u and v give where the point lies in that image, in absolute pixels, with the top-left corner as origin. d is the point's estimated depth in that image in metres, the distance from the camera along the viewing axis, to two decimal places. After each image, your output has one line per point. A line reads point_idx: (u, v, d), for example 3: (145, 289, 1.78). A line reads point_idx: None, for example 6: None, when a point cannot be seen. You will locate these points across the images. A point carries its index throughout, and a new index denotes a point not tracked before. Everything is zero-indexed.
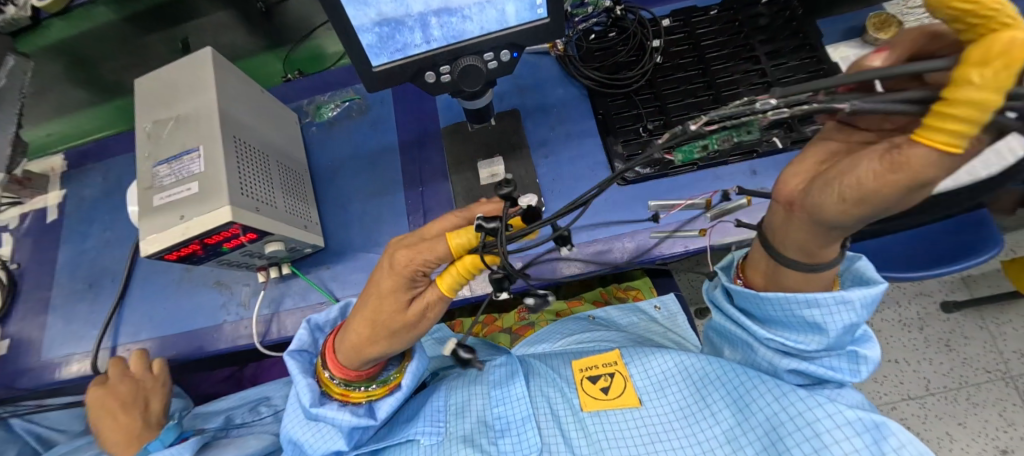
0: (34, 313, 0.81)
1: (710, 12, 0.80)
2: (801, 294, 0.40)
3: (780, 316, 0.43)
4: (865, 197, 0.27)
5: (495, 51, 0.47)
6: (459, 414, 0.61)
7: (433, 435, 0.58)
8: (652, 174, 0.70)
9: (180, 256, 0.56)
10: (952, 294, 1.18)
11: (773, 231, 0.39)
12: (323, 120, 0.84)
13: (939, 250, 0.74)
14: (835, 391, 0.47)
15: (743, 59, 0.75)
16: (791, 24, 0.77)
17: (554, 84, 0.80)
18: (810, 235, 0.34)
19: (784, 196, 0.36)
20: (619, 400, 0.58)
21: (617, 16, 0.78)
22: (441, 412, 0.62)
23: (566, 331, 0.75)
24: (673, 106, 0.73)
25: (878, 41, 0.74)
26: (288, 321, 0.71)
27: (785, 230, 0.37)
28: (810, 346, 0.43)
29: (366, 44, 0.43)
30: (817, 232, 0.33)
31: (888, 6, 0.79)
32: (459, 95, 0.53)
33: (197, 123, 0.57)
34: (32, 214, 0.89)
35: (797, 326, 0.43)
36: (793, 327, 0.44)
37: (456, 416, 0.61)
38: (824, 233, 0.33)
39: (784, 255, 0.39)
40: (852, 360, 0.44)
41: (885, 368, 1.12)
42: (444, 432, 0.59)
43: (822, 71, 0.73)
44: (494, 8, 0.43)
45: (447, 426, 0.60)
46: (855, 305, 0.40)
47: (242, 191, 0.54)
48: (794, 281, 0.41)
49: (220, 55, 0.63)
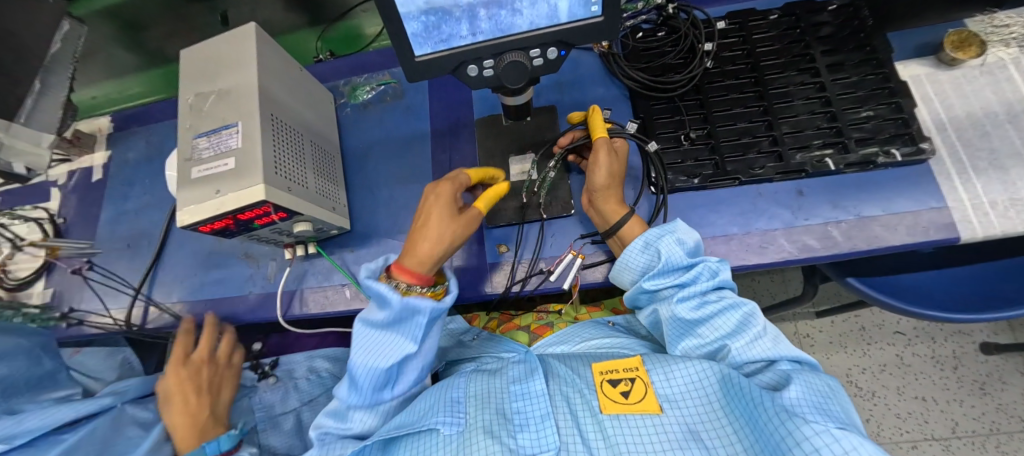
0: (77, 266, 0.86)
1: (770, 16, 0.75)
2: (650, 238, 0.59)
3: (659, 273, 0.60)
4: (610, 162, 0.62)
5: (542, 48, 0.45)
6: (480, 405, 0.58)
7: (454, 425, 0.55)
8: (693, 186, 0.67)
9: (213, 229, 0.57)
10: (993, 335, 1.10)
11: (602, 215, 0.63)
12: (357, 102, 0.84)
13: (979, 295, 0.71)
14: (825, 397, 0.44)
15: (801, 70, 0.71)
16: (858, 36, 0.71)
17: (595, 83, 0.77)
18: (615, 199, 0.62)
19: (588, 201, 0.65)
20: (640, 405, 0.54)
21: (668, 14, 0.74)
22: (461, 403, 0.59)
23: (586, 336, 0.71)
24: (719, 115, 0.69)
25: (954, 61, 0.68)
26: (310, 299, 0.72)
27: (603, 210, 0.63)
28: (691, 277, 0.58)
29: (412, 34, 0.41)
30: (614, 195, 0.62)
31: (969, 23, 0.72)
32: (499, 90, 0.51)
33: (238, 98, 0.57)
34: (79, 172, 0.93)
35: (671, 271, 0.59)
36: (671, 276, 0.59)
37: (477, 407, 0.58)
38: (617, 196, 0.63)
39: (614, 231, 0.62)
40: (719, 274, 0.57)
41: (910, 404, 1.07)
42: (465, 424, 0.55)
43: (887, 89, 0.67)
44: (547, 2, 0.40)
45: (468, 418, 0.56)
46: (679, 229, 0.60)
47: (276, 169, 0.55)
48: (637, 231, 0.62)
49: (263, 30, 0.63)
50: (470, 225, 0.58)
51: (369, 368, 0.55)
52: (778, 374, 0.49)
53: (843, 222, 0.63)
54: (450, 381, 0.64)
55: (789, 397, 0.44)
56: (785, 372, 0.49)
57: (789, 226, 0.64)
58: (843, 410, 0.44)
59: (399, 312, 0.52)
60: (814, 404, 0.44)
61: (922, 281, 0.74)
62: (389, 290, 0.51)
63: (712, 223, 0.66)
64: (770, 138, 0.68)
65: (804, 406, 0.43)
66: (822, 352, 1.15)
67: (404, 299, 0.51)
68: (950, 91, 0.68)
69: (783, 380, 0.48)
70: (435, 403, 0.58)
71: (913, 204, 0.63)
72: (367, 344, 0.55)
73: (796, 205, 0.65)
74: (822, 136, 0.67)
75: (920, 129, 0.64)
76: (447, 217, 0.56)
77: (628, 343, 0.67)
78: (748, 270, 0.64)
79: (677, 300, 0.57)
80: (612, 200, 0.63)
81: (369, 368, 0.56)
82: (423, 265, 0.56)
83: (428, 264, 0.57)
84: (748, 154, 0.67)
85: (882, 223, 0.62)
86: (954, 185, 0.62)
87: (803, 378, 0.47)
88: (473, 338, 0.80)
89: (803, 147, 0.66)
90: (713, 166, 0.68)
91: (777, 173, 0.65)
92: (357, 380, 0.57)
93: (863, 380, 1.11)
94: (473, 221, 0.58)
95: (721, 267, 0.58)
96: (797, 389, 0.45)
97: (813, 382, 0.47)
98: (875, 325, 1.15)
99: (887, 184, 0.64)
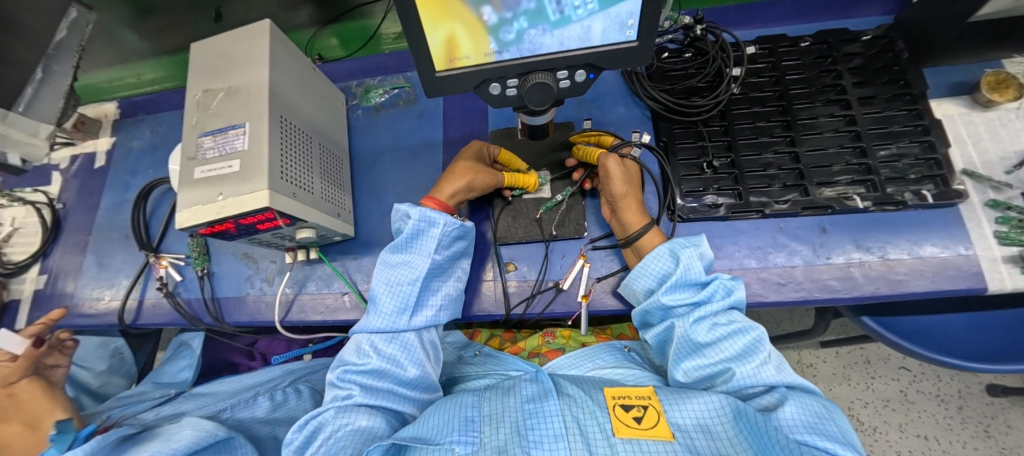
0: (73, 253, 0.84)
1: (801, 43, 0.72)
2: (668, 247, 0.57)
3: (680, 281, 0.55)
4: (621, 172, 0.61)
5: (570, 70, 0.43)
6: (493, 422, 0.54)
7: (469, 444, 0.51)
8: (715, 215, 0.64)
9: (213, 232, 0.55)
10: (1001, 377, 1.07)
11: (625, 228, 0.62)
12: (370, 105, 0.82)
13: (977, 350, 0.67)
14: (831, 426, 0.45)
15: (830, 101, 0.68)
16: (892, 70, 0.69)
17: (615, 101, 0.75)
18: (634, 208, 0.61)
19: (611, 216, 0.65)
20: (653, 431, 0.49)
21: (696, 35, 0.72)
22: (475, 422, 0.55)
23: (599, 362, 0.66)
24: (744, 142, 0.67)
25: (990, 103, 0.65)
26: (309, 305, 0.70)
27: (626, 222, 0.62)
28: (704, 297, 0.55)
29: (437, 48, 0.40)
30: (630, 204, 0.61)
31: (1007, 64, 0.69)
32: (520, 109, 0.50)
33: (248, 97, 0.55)
34: (82, 157, 0.91)
35: (686, 285, 0.56)
36: (685, 291, 0.56)
37: (491, 426, 0.54)
38: (632, 204, 0.61)
39: (635, 241, 0.61)
40: (730, 294, 0.55)
41: (912, 443, 1.03)
42: (479, 443, 0.52)
43: (920, 127, 0.65)
44: (580, 24, 0.39)
45: (482, 437, 0.53)
46: (697, 246, 0.56)
47: (282, 175, 0.53)
48: (653, 243, 0.60)
49: (278, 28, 0.60)
50: (497, 178, 0.63)
51: (393, 289, 0.59)
52: (777, 397, 0.49)
53: (865, 263, 0.61)
54: (461, 396, 0.60)
55: (785, 419, 0.45)
56: (782, 394, 0.49)
57: (809, 264, 0.62)
58: (838, 429, 0.45)
59: (418, 225, 0.59)
60: (810, 424, 0.45)
61: (920, 323, 0.71)
62: (411, 206, 0.59)
63: (730, 255, 0.64)
64: (796, 171, 0.65)
65: (799, 427, 0.45)
66: (824, 383, 1.12)
67: (422, 211, 0.58)
68: (984, 133, 0.65)
69: (779, 402, 0.48)
70: (449, 419, 0.54)
71: (940, 249, 0.60)
72: (391, 268, 0.60)
73: (818, 242, 0.63)
74: (850, 171, 0.64)
75: (953, 170, 0.62)
76: (473, 166, 0.62)
77: (644, 374, 0.62)
78: (763, 306, 0.62)
79: (693, 320, 0.54)
80: (633, 209, 0.61)
81: (393, 291, 0.59)
82: (446, 196, 0.62)
83: (452, 197, 0.63)
84: (771, 185, 0.65)
85: (906, 267, 0.60)
86: (984, 232, 0.60)
87: (799, 397, 0.48)
88: (474, 354, 0.77)
89: (829, 182, 0.63)
90: (735, 197, 0.65)
91: (802, 207, 0.63)
92: (380, 307, 0.59)
93: (864, 415, 1.08)
94: (497, 178, 0.64)
95: (736, 285, 0.55)
96: (793, 410, 0.46)
97: (808, 401, 0.48)
98: (880, 359, 1.12)
99: (913, 226, 0.62)
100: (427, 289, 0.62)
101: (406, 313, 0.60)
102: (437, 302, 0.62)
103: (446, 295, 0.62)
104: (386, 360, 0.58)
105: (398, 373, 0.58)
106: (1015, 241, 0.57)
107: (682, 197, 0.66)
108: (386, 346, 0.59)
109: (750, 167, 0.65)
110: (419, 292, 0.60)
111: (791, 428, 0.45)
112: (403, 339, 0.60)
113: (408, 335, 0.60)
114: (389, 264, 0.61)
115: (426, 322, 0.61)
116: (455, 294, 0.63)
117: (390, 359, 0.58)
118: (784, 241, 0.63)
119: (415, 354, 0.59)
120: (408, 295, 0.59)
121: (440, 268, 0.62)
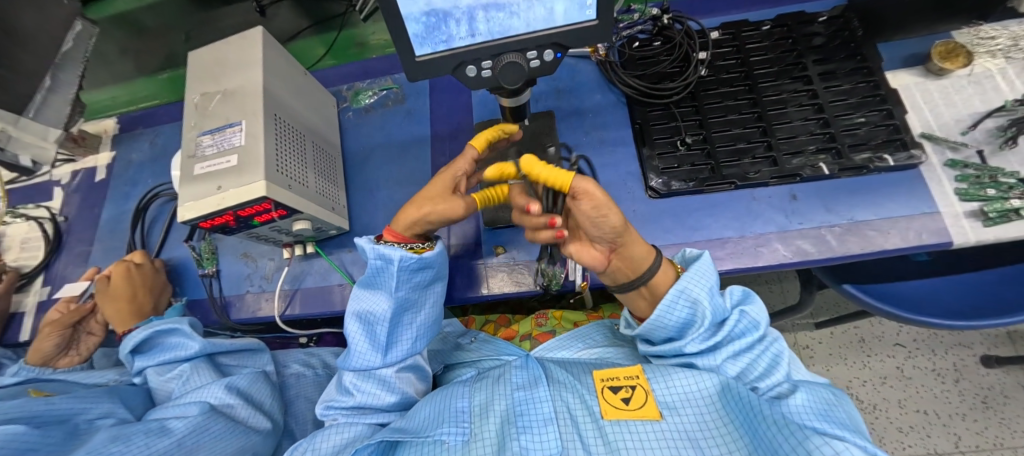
0: (75, 264, 0.86)
1: (763, 27, 0.77)
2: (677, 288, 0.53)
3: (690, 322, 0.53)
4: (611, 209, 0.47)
5: (539, 50, 0.48)
6: (483, 413, 0.55)
7: (459, 434, 0.53)
8: (685, 190, 0.68)
9: (213, 226, 0.57)
10: (995, 348, 1.09)
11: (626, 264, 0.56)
12: (360, 106, 0.86)
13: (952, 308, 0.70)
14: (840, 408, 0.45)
15: (794, 78, 0.72)
16: (849, 46, 0.73)
17: (592, 90, 0.80)
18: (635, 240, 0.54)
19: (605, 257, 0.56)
20: (641, 411, 0.51)
21: (663, 24, 0.77)
22: (465, 413, 0.56)
23: (588, 342, 0.68)
24: (714, 121, 0.71)
25: (942, 71, 0.70)
26: (307, 298, 0.72)
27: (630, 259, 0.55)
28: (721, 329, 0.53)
29: (415, 35, 0.44)
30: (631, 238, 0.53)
31: (956, 34, 0.74)
32: (497, 91, 0.55)
33: (243, 98, 0.59)
34: (82, 172, 0.95)
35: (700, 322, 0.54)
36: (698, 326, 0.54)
37: (480, 416, 0.55)
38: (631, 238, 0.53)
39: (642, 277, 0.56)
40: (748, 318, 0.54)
41: (912, 418, 1.05)
42: (470, 433, 0.53)
43: (879, 96, 0.69)
44: (544, 7, 0.43)
45: (472, 427, 0.54)
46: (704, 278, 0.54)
47: (278, 168, 0.56)
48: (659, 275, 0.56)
49: (270, 35, 0.65)
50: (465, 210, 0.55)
51: (368, 329, 0.61)
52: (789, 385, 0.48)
53: (836, 226, 0.63)
54: (452, 388, 0.62)
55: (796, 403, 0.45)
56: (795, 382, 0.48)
57: (783, 230, 0.64)
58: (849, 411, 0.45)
59: (379, 264, 0.57)
60: (820, 407, 0.44)
61: (897, 289, 0.73)
62: (366, 241, 0.57)
63: (708, 226, 0.66)
64: (765, 144, 0.69)
65: (811, 412, 0.44)
66: (821, 364, 1.14)
67: (378, 248, 0.56)
68: (939, 100, 0.69)
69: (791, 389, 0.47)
70: (440, 412, 0.56)
71: (906, 209, 0.63)
72: (362, 305, 0.61)
73: (790, 209, 0.65)
74: (816, 142, 0.68)
75: (911, 135, 0.66)
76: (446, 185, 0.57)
77: (633, 352, 0.65)
78: (743, 273, 0.65)
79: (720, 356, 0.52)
80: (638, 243, 0.54)
81: (369, 330, 0.61)
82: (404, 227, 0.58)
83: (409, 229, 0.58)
84: (743, 159, 0.68)
85: (876, 227, 0.62)
86: (947, 190, 0.63)
87: (811, 386, 0.47)
88: (470, 340, 0.79)
89: (797, 152, 0.67)
90: (709, 171, 0.69)
91: (772, 177, 0.66)
92: (356, 347, 0.61)
93: (863, 393, 1.09)
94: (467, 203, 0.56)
95: (750, 310, 0.54)
96: (804, 395, 0.45)
97: (818, 388, 0.47)
98: (875, 337, 1.15)
99: (880, 188, 0.65)
100: (401, 324, 0.61)
101: (381, 351, 0.61)
102: (411, 335, 0.62)
103: (420, 326, 0.62)
104: (367, 395, 0.60)
105: (380, 403, 0.60)
106: (975, 197, 0.60)
107: (661, 179, 0.69)
108: (367, 383, 0.61)
109: (718, 146, 0.69)
110: (392, 329, 0.60)
111: (800, 413, 0.44)
112: (380, 375, 0.61)
113: (384, 371, 0.61)
114: (361, 299, 0.61)
115: (402, 355, 0.62)
116: (429, 323, 0.63)
117: (371, 393, 0.60)
118: (759, 210, 0.66)
119: (396, 384, 0.61)
120: (382, 334, 0.60)
121: (410, 302, 0.60)
